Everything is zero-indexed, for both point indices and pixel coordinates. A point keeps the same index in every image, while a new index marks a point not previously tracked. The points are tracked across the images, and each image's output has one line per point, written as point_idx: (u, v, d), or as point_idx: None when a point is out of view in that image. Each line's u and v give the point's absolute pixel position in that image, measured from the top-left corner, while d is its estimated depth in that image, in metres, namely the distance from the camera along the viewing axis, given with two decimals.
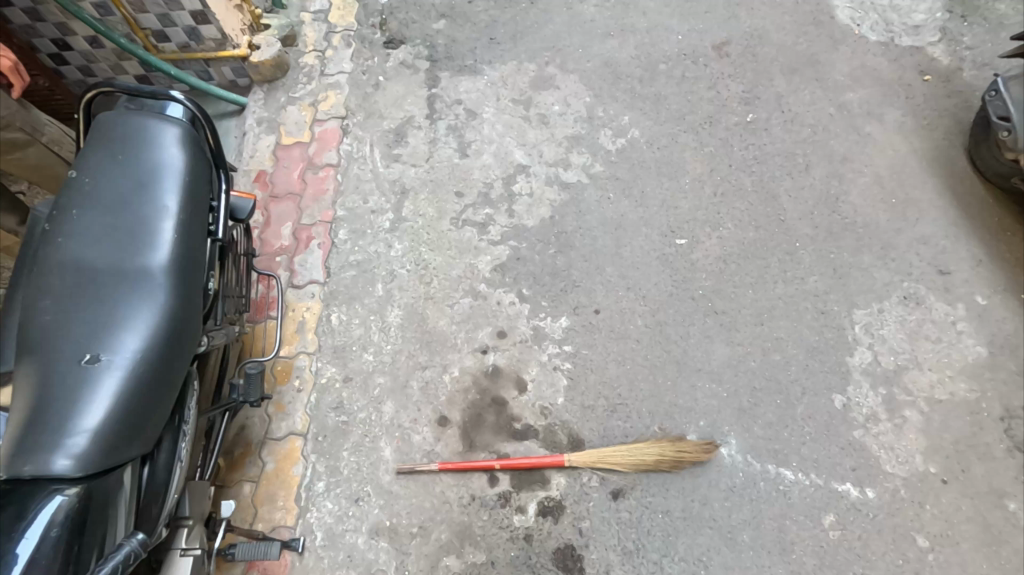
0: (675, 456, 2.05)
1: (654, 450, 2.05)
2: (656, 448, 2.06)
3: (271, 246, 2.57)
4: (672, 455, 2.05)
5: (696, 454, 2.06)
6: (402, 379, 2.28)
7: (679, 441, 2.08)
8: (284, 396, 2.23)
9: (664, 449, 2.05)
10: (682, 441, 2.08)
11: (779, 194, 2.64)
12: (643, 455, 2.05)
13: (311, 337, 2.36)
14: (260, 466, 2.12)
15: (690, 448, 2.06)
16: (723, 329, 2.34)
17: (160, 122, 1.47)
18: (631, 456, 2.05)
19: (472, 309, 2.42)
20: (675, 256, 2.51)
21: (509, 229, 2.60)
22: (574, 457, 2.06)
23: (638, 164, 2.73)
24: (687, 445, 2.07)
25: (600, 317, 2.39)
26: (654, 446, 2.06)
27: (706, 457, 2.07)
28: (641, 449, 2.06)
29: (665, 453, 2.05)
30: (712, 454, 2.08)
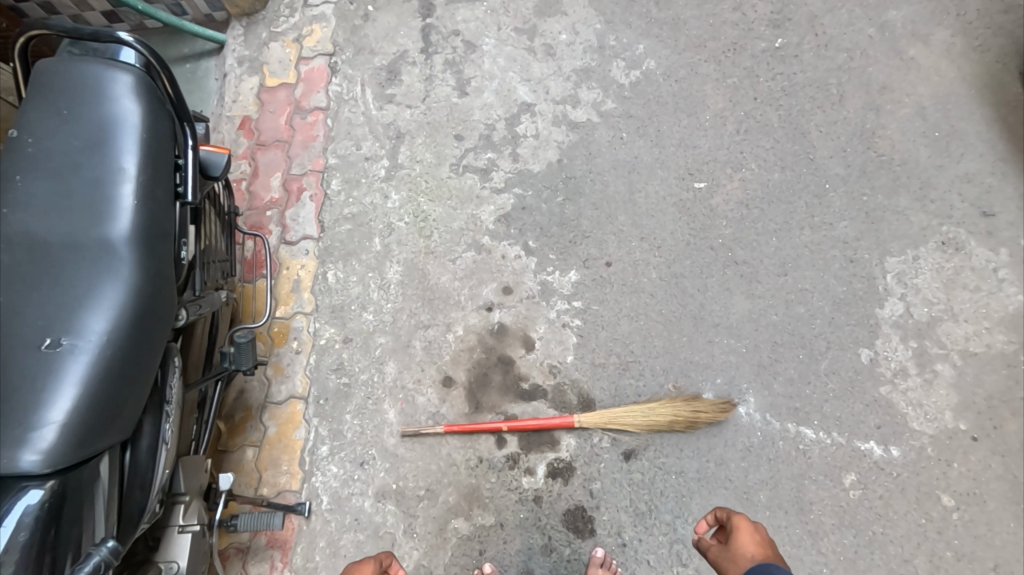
0: (691, 417, 1.96)
1: (669, 411, 1.97)
2: (672, 408, 1.97)
3: (261, 200, 2.40)
4: (687, 415, 1.96)
5: (713, 413, 1.97)
6: (404, 338, 2.18)
7: (695, 401, 1.99)
8: (283, 359, 2.15)
9: (680, 410, 1.97)
10: (698, 400, 1.99)
11: (808, 130, 2.41)
12: (657, 416, 1.96)
13: (308, 297, 2.25)
14: (262, 431, 2.06)
15: (707, 407, 1.98)
16: (743, 280, 2.19)
17: (110, 70, 1.28)
18: (644, 416, 1.97)
19: (475, 263, 2.29)
20: (692, 202, 2.33)
21: (513, 175, 2.41)
22: (585, 418, 1.98)
23: (654, 99, 2.49)
24: (704, 404, 1.98)
25: (612, 270, 2.24)
26: (668, 406, 1.97)
27: (723, 416, 1.98)
28: (655, 409, 1.97)
29: (680, 414, 1.96)
30: (729, 413, 1.99)
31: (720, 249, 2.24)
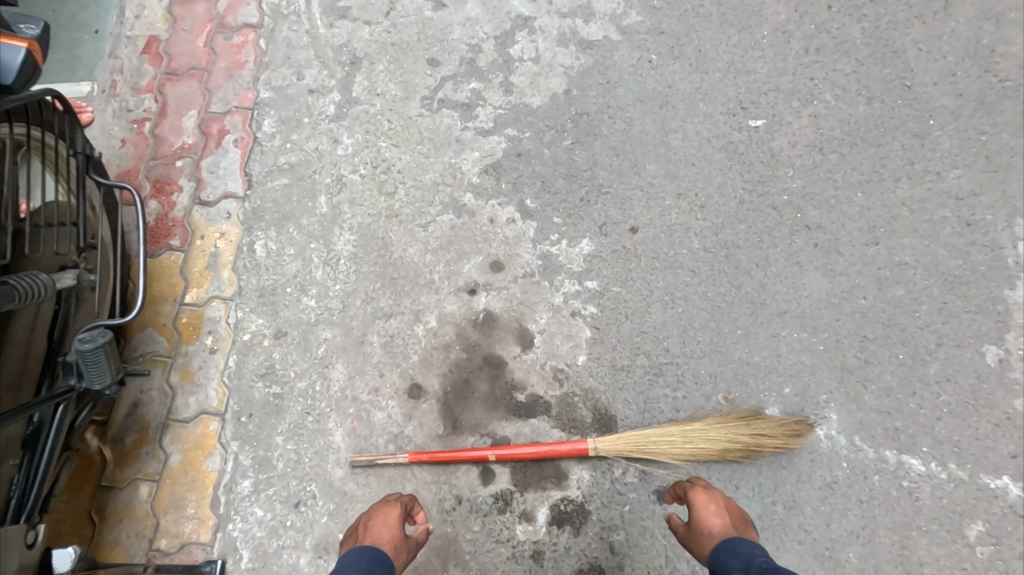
0: (751, 443, 1.41)
1: (720, 435, 1.41)
2: (724, 431, 1.41)
3: (169, 146, 1.80)
4: (746, 441, 1.41)
5: (782, 438, 1.42)
6: (357, 332, 1.62)
7: (757, 420, 1.43)
8: (192, 361, 1.59)
9: (735, 433, 1.41)
10: (761, 419, 1.43)
11: (903, 47, 1.79)
12: (704, 442, 1.41)
13: (228, 276, 1.67)
14: (162, 460, 1.51)
15: (773, 429, 1.42)
16: (818, 252, 1.60)
17: None
18: (685, 444, 1.42)
19: (454, 230, 1.71)
20: (746, 145, 1.73)
21: (505, 111, 1.81)
22: (604, 445, 1.42)
23: (693, 10, 1.87)
24: (768, 425, 1.42)
25: (637, 239, 1.66)
26: (720, 428, 1.42)
27: (797, 442, 1.42)
28: (701, 432, 1.42)
29: (736, 439, 1.41)
30: (805, 438, 1.43)
31: (786, 210, 1.65)
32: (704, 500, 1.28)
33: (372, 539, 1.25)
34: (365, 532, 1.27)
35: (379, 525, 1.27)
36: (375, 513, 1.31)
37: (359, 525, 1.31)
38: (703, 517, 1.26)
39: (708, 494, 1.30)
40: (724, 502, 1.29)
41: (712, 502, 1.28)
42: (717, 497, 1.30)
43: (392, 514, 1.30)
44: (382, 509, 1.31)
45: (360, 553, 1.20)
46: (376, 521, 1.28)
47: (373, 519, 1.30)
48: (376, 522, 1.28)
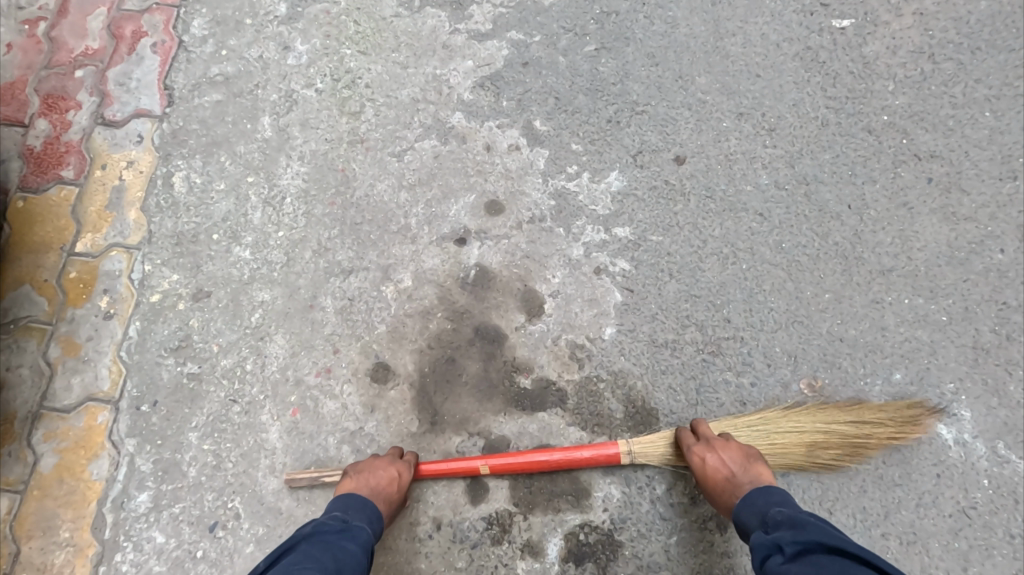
0: (847, 440, 1.01)
1: (802, 430, 1.01)
2: (808, 423, 1.01)
3: (67, 51, 1.37)
4: (841, 437, 1.01)
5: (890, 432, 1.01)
6: (306, 294, 1.20)
7: (855, 409, 1.03)
8: (79, 330, 1.17)
9: (824, 425, 1.01)
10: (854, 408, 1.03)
11: None
12: (781, 439, 1.01)
13: (135, 218, 1.25)
14: (29, 464, 1.10)
15: (877, 422, 1.02)
16: (935, 190, 1.17)
17: None
18: (758, 440, 1.01)
19: (437, 160, 1.28)
20: (830, 50, 1.29)
21: (507, 9, 1.37)
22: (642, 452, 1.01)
23: None
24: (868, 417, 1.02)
25: (685, 172, 1.23)
26: (801, 422, 1.02)
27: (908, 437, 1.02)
28: (774, 427, 1.01)
29: (826, 434, 1.01)
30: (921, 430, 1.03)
31: (887, 133, 1.22)
32: (700, 459, 0.97)
33: (381, 491, 0.98)
34: (369, 478, 0.99)
35: (389, 477, 1.00)
36: (384, 461, 1.02)
37: (354, 465, 1.03)
38: (707, 478, 0.96)
39: (704, 448, 0.97)
40: (724, 446, 0.97)
41: (709, 458, 0.96)
42: (715, 442, 0.98)
43: (407, 471, 1.02)
44: (395, 461, 1.02)
45: (360, 508, 0.94)
46: (386, 472, 1.00)
47: (381, 465, 1.02)
48: (386, 472, 1.00)
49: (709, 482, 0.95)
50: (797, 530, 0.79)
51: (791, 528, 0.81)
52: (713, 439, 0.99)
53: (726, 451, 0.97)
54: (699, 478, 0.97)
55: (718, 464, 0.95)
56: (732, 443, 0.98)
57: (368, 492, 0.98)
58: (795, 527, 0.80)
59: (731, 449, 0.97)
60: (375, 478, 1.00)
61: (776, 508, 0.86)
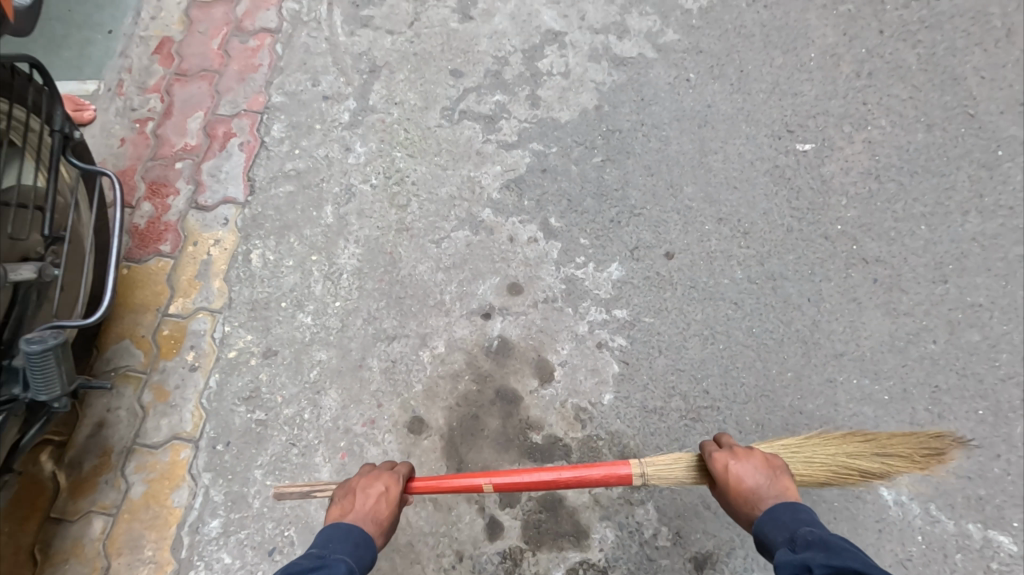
0: (868, 467, 1.13)
1: (832, 457, 1.13)
2: (832, 451, 1.13)
3: (170, 148, 1.69)
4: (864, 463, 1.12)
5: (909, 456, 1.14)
6: (356, 355, 1.45)
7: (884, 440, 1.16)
8: (169, 379, 1.41)
9: (846, 452, 1.13)
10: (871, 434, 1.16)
11: (964, 75, 1.66)
12: (814, 467, 1.12)
13: (218, 286, 1.52)
14: (121, 491, 1.32)
15: (895, 447, 1.14)
16: (880, 289, 1.42)
17: None
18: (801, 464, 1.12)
19: (468, 246, 1.55)
20: (794, 169, 1.58)
21: (531, 125, 1.68)
22: (659, 475, 1.10)
23: (734, 31, 1.78)
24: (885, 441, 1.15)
25: (674, 265, 1.49)
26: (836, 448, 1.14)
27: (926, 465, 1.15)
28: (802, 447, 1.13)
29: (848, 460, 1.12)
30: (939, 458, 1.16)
31: (840, 239, 1.48)
32: (731, 467, 1.05)
33: (366, 513, 1.08)
34: (356, 500, 1.10)
35: (376, 493, 1.11)
36: (372, 478, 1.14)
37: (341, 493, 1.14)
38: (733, 484, 1.03)
39: (733, 457, 1.06)
40: (751, 458, 1.06)
41: (737, 465, 1.05)
42: (739, 452, 1.07)
43: (393, 485, 1.13)
44: (383, 476, 1.15)
45: (349, 534, 1.03)
46: (373, 487, 1.12)
47: (366, 486, 1.12)
48: (373, 488, 1.12)
49: (729, 488, 1.04)
50: (829, 549, 0.84)
51: (822, 550, 0.85)
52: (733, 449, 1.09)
53: (751, 460, 1.06)
54: (724, 485, 1.04)
55: (737, 471, 1.05)
56: (756, 454, 1.08)
57: (354, 516, 1.07)
58: (827, 550, 0.84)
59: (755, 460, 1.06)
60: (362, 502, 1.10)
61: (806, 528, 0.91)
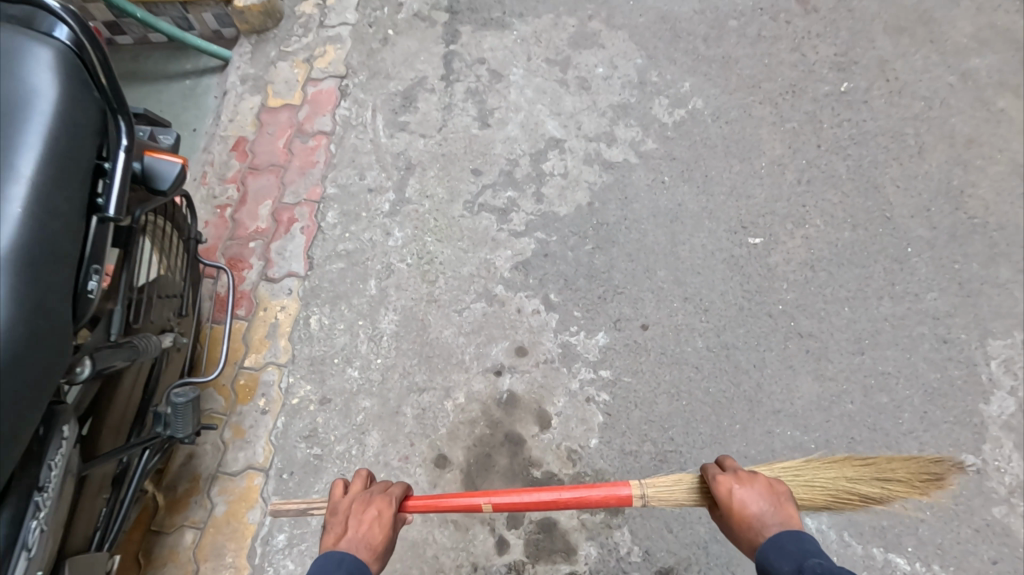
0: (868, 490, 1.31)
1: (835, 481, 1.31)
2: (835, 475, 1.32)
3: (245, 230, 2.10)
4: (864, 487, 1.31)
5: (907, 482, 1.33)
6: (393, 403, 1.81)
7: (885, 466, 1.34)
8: (245, 420, 1.78)
9: (848, 477, 1.32)
10: (874, 460, 1.35)
11: (883, 184, 2.07)
12: (818, 487, 1.30)
13: (284, 345, 1.89)
14: (208, 509, 1.67)
15: (896, 473, 1.33)
16: (810, 358, 1.80)
17: (27, 40, 0.98)
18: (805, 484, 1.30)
19: (484, 316, 1.93)
20: (746, 259, 1.97)
21: (535, 217, 2.08)
22: (658, 496, 1.28)
23: (701, 142, 2.19)
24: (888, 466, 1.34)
25: (648, 334, 1.87)
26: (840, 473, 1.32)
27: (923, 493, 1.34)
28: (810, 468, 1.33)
29: (851, 485, 1.31)
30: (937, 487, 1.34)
31: (781, 317, 1.86)
32: (737, 492, 1.21)
33: (359, 539, 1.23)
34: (350, 529, 1.25)
35: (369, 519, 1.27)
36: (366, 503, 1.31)
37: (335, 520, 1.28)
38: (739, 508, 1.19)
39: (738, 483, 1.22)
40: (753, 484, 1.22)
41: (741, 491, 1.20)
42: (744, 477, 1.24)
43: (384, 511, 1.30)
44: (373, 503, 1.30)
45: (343, 558, 1.18)
46: (368, 512, 1.28)
47: (361, 512, 1.28)
48: (367, 514, 1.28)
49: (732, 512, 1.20)
50: None
51: None
52: (738, 474, 1.25)
53: (754, 487, 1.22)
54: (730, 509, 1.20)
55: (741, 497, 1.20)
56: (759, 480, 1.23)
57: (347, 543, 1.23)
58: None
59: (758, 487, 1.22)
60: (355, 528, 1.25)
61: (813, 559, 1.04)
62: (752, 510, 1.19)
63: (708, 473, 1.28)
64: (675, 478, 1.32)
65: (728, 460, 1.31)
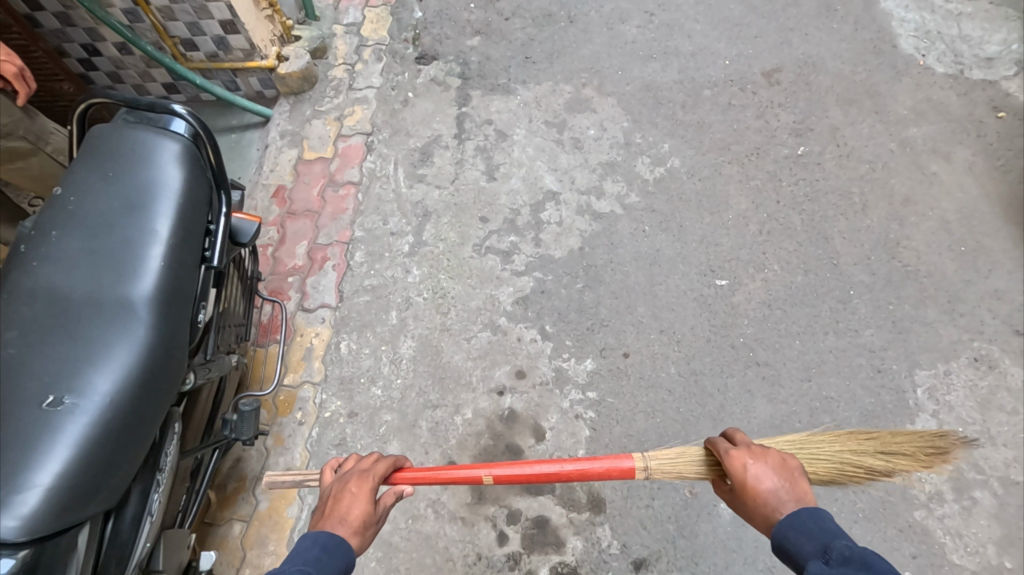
0: (873, 462, 1.49)
1: (842, 453, 1.48)
2: (843, 448, 1.49)
3: (284, 266, 2.45)
4: (869, 460, 1.48)
5: (909, 456, 1.50)
6: (410, 418, 2.13)
7: (889, 441, 1.51)
8: (284, 429, 2.10)
9: (853, 450, 1.49)
10: (879, 435, 1.52)
11: (831, 235, 2.42)
12: (826, 460, 1.46)
13: (318, 366, 2.22)
14: (253, 505, 1.96)
15: (899, 447, 1.50)
16: (765, 383, 2.13)
17: (160, 137, 1.33)
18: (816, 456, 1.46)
19: (490, 344, 2.26)
20: (713, 298, 2.31)
21: (534, 259, 2.43)
22: (660, 468, 1.43)
23: (677, 196, 2.54)
24: (893, 441, 1.51)
25: (629, 361, 2.20)
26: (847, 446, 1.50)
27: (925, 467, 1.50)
28: (824, 443, 1.49)
29: (857, 457, 1.48)
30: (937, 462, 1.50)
31: (741, 348, 2.20)
32: (752, 469, 1.26)
33: (336, 516, 1.31)
34: (330, 508, 1.34)
35: (346, 497, 1.35)
36: (344, 486, 1.39)
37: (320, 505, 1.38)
38: (753, 484, 1.24)
39: (752, 460, 1.28)
40: (767, 462, 1.28)
41: (756, 466, 1.26)
42: (758, 454, 1.30)
43: (360, 489, 1.38)
44: (350, 485, 1.39)
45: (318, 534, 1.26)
46: (345, 493, 1.36)
47: (340, 493, 1.37)
48: (345, 494, 1.37)
49: (746, 487, 1.25)
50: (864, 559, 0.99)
51: (857, 564, 1.00)
52: (751, 449, 1.31)
53: (768, 464, 1.27)
54: (744, 485, 1.25)
55: (756, 472, 1.26)
56: (773, 458, 1.29)
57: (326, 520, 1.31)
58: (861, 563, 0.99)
59: (773, 464, 1.27)
60: (334, 506, 1.34)
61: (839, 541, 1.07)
62: (766, 487, 1.23)
63: (721, 449, 1.35)
64: (676, 452, 1.46)
65: (739, 435, 1.37)
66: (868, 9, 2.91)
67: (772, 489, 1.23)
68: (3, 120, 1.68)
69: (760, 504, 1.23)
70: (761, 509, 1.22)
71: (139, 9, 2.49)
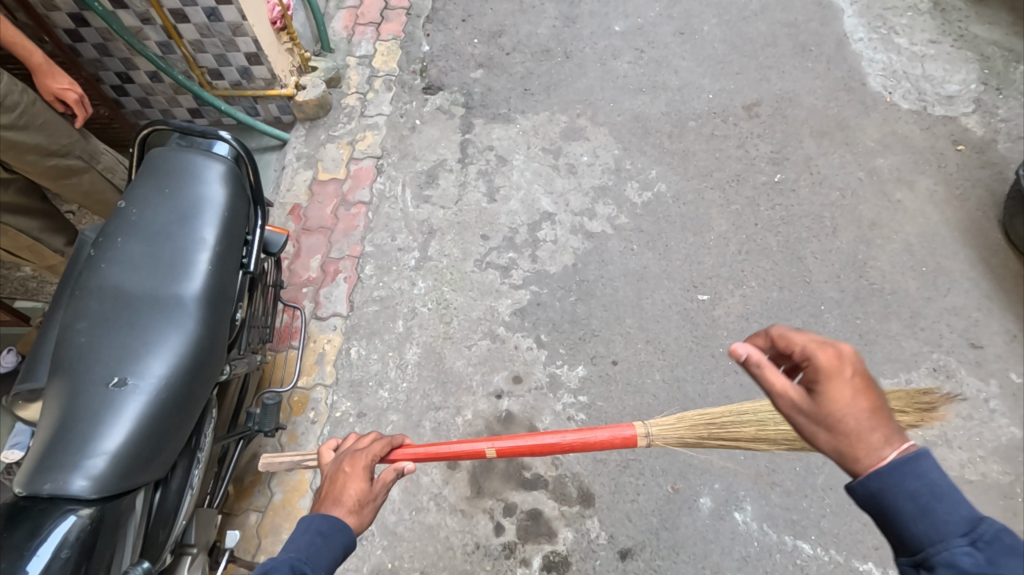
0: None
1: None
2: None
3: (299, 278, 2.65)
4: None
5: (902, 411, 1.48)
6: (415, 418, 2.30)
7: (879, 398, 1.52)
8: (298, 427, 2.29)
9: None
10: (869, 392, 1.53)
11: (805, 255, 2.63)
12: None
13: (330, 369, 2.42)
14: (268, 496, 2.12)
15: (888, 403, 1.50)
16: (742, 389, 2.33)
17: (207, 159, 1.59)
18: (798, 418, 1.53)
19: (489, 351, 2.44)
20: (695, 311, 2.51)
21: (531, 274, 2.63)
22: (660, 433, 1.55)
23: (663, 218, 2.76)
24: (884, 397, 1.51)
25: (617, 368, 2.39)
26: None
27: (919, 422, 1.48)
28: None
29: None
30: (930, 416, 1.49)
31: (721, 357, 2.39)
32: (842, 395, 1.04)
33: (334, 498, 1.44)
34: (329, 489, 1.47)
35: (342, 478, 1.48)
36: (341, 467, 1.52)
37: (322, 485, 1.51)
38: (840, 413, 1.03)
39: (842, 384, 1.05)
40: (861, 387, 1.04)
41: (847, 391, 1.04)
42: (848, 376, 1.05)
43: (355, 469, 1.50)
44: (347, 465, 1.51)
45: (316, 516, 1.38)
46: (342, 475, 1.49)
47: (337, 474, 1.50)
48: (342, 475, 1.49)
49: (833, 418, 1.03)
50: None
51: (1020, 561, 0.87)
52: (841, 369, 1.06)
53: (861, 391, 1.04)
54: (832, 417, 1.03)
55: (846, 399, 1.03)
56: (867, 384, 1.05)
57: (326, 502, 1.44)
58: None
59: (865, 391, 1.04)
60: (333, 488, 1.47)
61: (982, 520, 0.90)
62: (857, 416, 1.02)
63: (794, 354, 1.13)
64: (674, 419, 1.58)
65: (819, 342, 1.12)
66: (840, 49, 3.17)
67: (865, 419, 1.01)
68: (65, 140, 2.01)
69: (847, 438, 1.01)
70: (849, 444, 1.01)
71: (172, 42, 2.73)
